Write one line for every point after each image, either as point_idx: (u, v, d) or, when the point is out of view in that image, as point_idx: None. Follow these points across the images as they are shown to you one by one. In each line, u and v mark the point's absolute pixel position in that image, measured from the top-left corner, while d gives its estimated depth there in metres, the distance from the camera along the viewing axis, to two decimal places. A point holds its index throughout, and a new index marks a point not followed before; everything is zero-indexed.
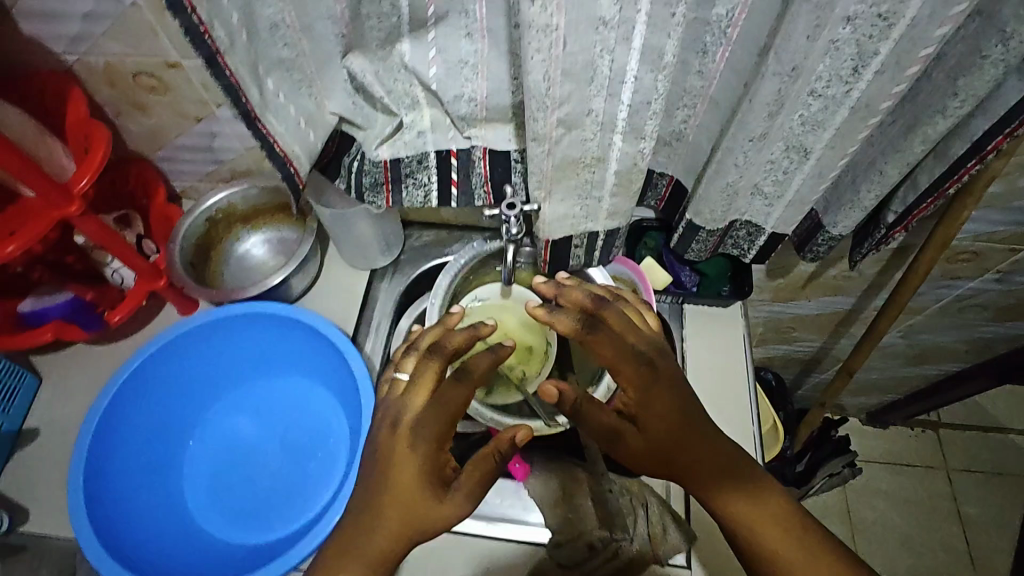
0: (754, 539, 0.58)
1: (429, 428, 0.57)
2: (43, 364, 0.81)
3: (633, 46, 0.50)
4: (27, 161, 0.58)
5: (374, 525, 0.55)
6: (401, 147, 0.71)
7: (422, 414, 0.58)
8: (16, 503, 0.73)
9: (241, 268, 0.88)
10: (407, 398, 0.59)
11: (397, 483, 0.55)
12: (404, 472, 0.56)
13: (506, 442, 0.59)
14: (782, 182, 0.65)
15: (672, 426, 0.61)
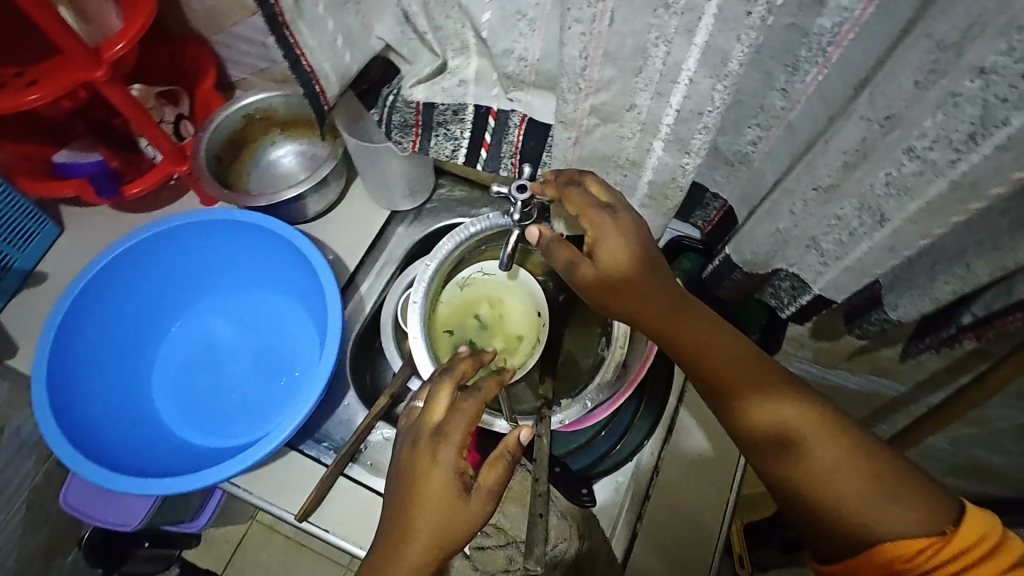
0: (793, 453, 0.50)
1: (453, 438, 0.48)
2: (69, 216, 0.84)
3: (694, 41, 0.41)
4: (48, 10, 0.58)
5: (405, 539, 0.47)
6: (437, 92, 0.64)
7: (445, 426, 0.49)
8: (10, 339, 0.77)
9: (269, 174, 0.87)
10: (425, 419, 0.50)
11: (422, 499, 0.47)
12: (433, 485, 0.47)
13: (517, 439, 0.51)
14: (845, 244, 0.54)
15: (717, 362, 0.51)
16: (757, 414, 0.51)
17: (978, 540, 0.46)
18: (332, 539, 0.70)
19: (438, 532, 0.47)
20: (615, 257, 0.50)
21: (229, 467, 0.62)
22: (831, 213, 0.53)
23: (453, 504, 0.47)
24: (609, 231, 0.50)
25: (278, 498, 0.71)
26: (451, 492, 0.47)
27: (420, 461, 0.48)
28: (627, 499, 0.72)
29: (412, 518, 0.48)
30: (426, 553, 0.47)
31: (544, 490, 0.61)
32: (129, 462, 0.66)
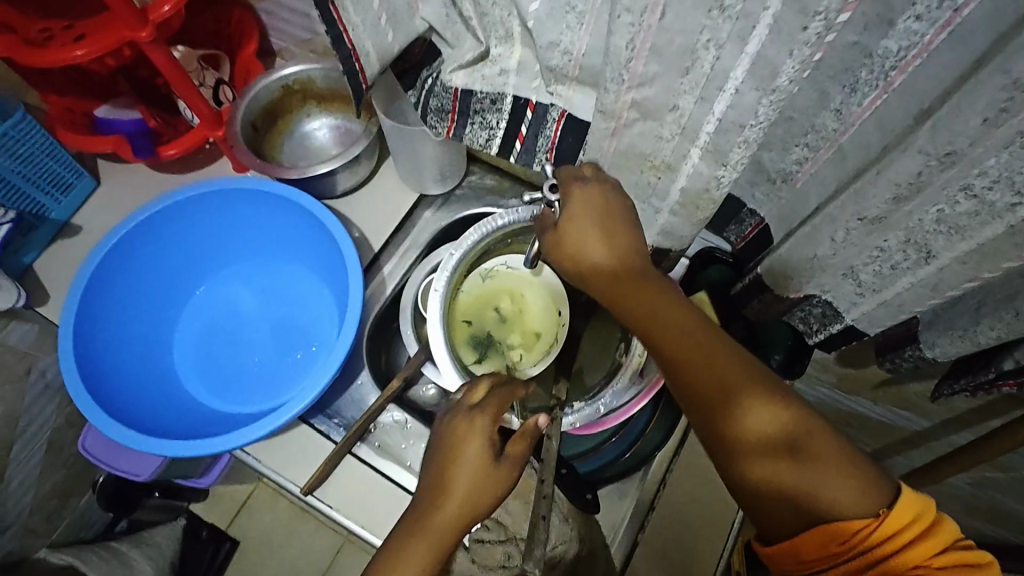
0: (769, 464, 0.47)
1: (492, 413, 0.50)
2: (105, 171, 0.85)
3: (745, 50, 0.39)
4: None
5: (437, 501, 0.48)
6: (477, 79, 0.63)
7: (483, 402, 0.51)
8: (42, 287, 0.78)
9: (302, 146, 0.87)
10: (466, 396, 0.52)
11: (456, 465, 0.48)
12: (470, 453, 0.48)
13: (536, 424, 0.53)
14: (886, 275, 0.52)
15: (697, 366, 0.47)
16: (740, 417, 0.47)
17: (913, 522, 0.45)
18: (335, 516, 0.71)
19: (473, 503, 0.47)
20: (599, 258, 0.49)
21: (242, 436, 0.63)
22: (874, 245, 0.51)
23: (485, 473, 0.48)
24: (595, 229, 0.49)
25: (287, 469, 0.72)
26: (484, 460, 0.48)
27: (460, 428, 0.49)
28: (632, 508, 0.72)
29: (450, 482, 0.48)
30: (457, 517, 0.47)
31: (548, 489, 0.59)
32: (144, 417, 0.66)
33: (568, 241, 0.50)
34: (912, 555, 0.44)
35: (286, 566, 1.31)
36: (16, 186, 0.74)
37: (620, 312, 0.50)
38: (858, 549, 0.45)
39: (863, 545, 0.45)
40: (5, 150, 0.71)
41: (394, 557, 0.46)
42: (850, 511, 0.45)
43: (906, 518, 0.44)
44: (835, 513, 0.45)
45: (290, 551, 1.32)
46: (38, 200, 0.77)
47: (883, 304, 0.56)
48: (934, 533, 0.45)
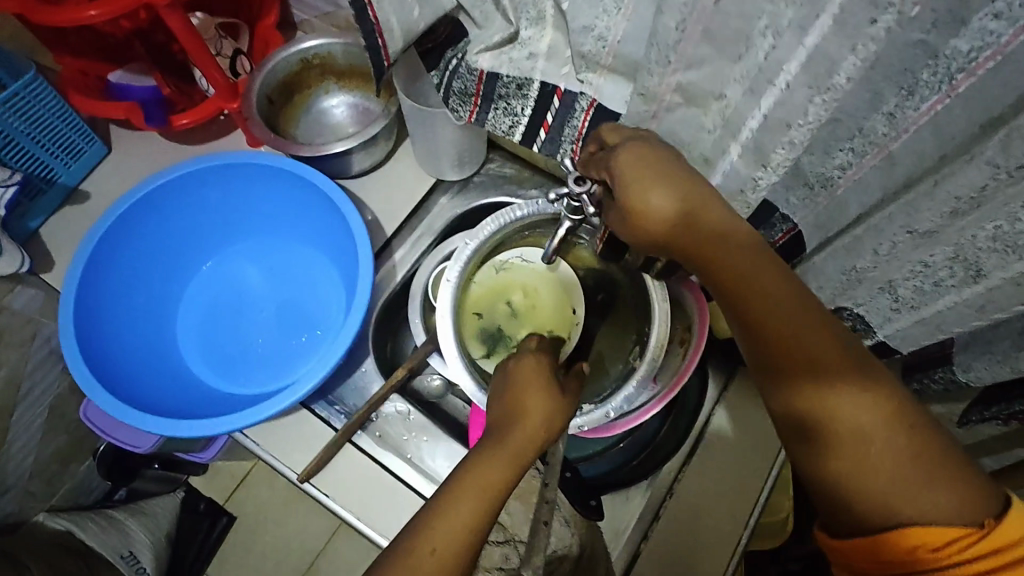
0: (874, 465, 0.45)
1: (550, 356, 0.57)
2: (118, 137, 0.83)
3: (805, 41, 0.37)
4: None
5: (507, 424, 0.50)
6: (504, 62, 0.60)
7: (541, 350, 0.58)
8: (48, 253, 0.77)
9: (319, 122, 0.85)
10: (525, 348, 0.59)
11: (526, 393, 0.52)
12: (536, 383, 0.53)
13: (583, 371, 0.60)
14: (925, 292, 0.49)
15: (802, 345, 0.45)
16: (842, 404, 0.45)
17: (1015, 541, 0.43)
18: (331, 505, 0.69)
19: (547, 421, 0.51)
20: (667, 213, 0.47)
21: (240, 420, 0.61)
22: (917, 258, 0.49)
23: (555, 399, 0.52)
24: (658, 186, 0.47)
25: (285, 454, 0.70)
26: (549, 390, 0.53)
27: (527, 362, 0.56)
28: (637, 518, 0.68)
29: (524, 401, 0.52)
30: (533, 435, 0.49)
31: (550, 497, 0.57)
32: (143, 393, 0.65)
33: (643, 204, 0.47)
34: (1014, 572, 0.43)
35: (279, 544, 1.31)
36: (25, 148, 0.72)
37: (707, 272, 0.48)
38: (953, 559, 0.44)
39: (960, 557, 0.44)
40: (14, 109, 0.69)
41: (478, 465, 0.47)
42: (940, 513, 0.44)
43: (1011, 535, 0.43)
44: (923, 514, 0.45)
45: (285, 530, 1.32)
46: (47, 163, 0.75)
47: (920, 322, 0.53)
48: None
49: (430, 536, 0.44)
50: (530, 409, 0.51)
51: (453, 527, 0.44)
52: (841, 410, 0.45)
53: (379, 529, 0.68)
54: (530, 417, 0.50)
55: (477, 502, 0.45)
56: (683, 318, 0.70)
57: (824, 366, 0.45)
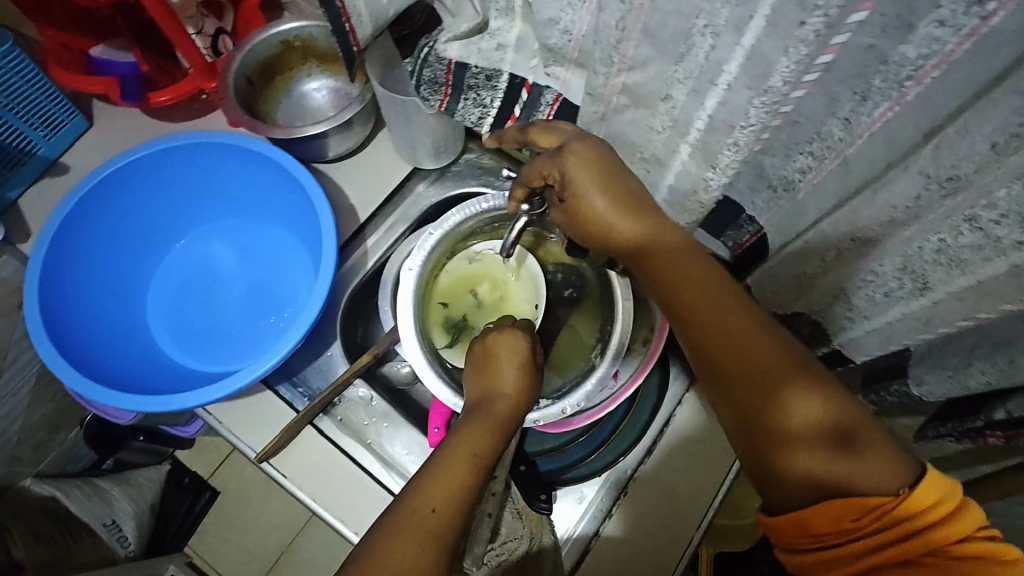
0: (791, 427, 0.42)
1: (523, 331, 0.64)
2: (99, 112, 0.83)
3: (741, 41, 0.36)
4: None
5: (485, 406, 0.56)
6: (473, 52, 0.58)
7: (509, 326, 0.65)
8: (24, 224, 0.78)
9: (299, 105, 0.85)
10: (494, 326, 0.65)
11: (500, 375, 0.59)
12: (507, 363, 0.60)
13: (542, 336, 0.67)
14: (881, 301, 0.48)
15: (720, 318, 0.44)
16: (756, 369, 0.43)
17: (935, 503, 0.39)
18: (287, 486, 0.70)
19: (520, 391, 0.58)
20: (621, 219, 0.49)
21: (194, 398, 0.61)
22: (869, 267, 0.48)
23: (530, 369, 0.60)
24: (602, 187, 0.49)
25: (247, 434, 0.71)
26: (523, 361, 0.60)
27: (498, 342, 0.61)
28: (592, 514, 0.69)
29: (499, 378, 0.59)
30: (513, 406, 0.57)
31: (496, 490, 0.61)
32: (106, 365, 0.66)
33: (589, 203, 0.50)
34: (937, 537, 0.39)
35: (260, 521, 1.33)
36: (4, 119, 0.73)
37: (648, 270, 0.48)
38: (878, 522, 0.39)
39: (885, 524, 0.39)
40: None
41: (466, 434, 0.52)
42: (870, 482, 0.40)
43: (929, 499, 0.39)
44: (859, 489, 0.40)
45: (266, 507, 1.33)
46: (27, 135, 0.76)
47: (873, 333, 0.52)
48: (962, 520, 0.39)
49: (428, 496, 0.47)
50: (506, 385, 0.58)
51: (450, 489, 0.47)
52: (765, 376, 0.43)
53: (335, 513, 0.69)
54: (508, 392, 0.57)
55: (470, 465, 0.49)
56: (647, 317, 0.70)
57: (778, 381, 0.42)
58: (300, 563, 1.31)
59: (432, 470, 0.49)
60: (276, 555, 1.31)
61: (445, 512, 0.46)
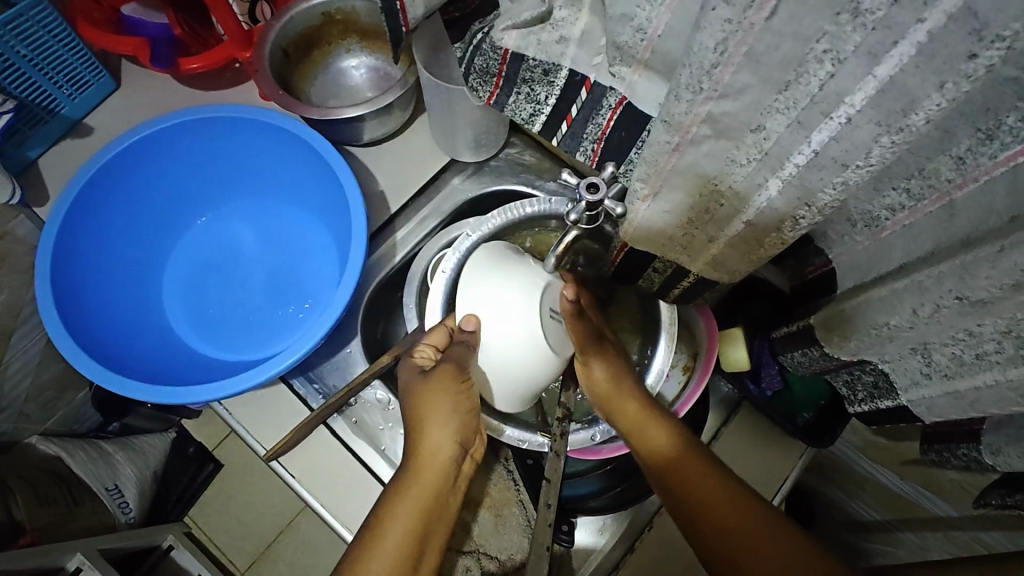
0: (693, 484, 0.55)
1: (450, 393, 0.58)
2: (128, 74, 0.80)
3: (875, 71, 0.30)
4: None
5: (410, 472, 0.57)
6: (531, 44, 0.52)
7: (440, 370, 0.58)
8: (42, 186, 0.74)
9: (336, 83, 0.80)
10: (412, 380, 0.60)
11: (424, 438, 0.58)
12: (430, 426, 0.57)
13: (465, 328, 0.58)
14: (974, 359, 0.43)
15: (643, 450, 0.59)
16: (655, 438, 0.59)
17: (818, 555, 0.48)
18: (295, 487, 0.67)
19: (439, 459, 0.57)
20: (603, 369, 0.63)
21: (205, 392, 0.57)
22: (962, 325, 0.43)
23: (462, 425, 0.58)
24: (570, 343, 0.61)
25: (260, 430, 0.68)
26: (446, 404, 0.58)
27: (419, 390, 0.59)
28: (615, 542, 0.66)
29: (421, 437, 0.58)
30: (438, 478, 0.57)
31: (552, 518, 0.57)
32: (116, 348, 0.62)
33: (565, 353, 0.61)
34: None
35: (260, 499, 1.31)
36: (25, 73, 0.68)
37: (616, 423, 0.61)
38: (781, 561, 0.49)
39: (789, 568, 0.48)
40: (16, 31, 0.66)
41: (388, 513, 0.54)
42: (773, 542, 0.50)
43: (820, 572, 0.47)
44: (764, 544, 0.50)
45: (267, 485, 1.31)
46: (50, 94, 0.72)
47: (952, 395, 0.47)
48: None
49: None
50: (438, 443, 0.57)
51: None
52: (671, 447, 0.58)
53: (343, 520, 0.66)
54: (440, 449, 0.58)
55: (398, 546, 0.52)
56: (690, 345, 0.67)
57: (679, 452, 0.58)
58: (297, 544, 1.29)
59: (357, 554, 0.52)
60: (274, 534, 1.29)
61: None
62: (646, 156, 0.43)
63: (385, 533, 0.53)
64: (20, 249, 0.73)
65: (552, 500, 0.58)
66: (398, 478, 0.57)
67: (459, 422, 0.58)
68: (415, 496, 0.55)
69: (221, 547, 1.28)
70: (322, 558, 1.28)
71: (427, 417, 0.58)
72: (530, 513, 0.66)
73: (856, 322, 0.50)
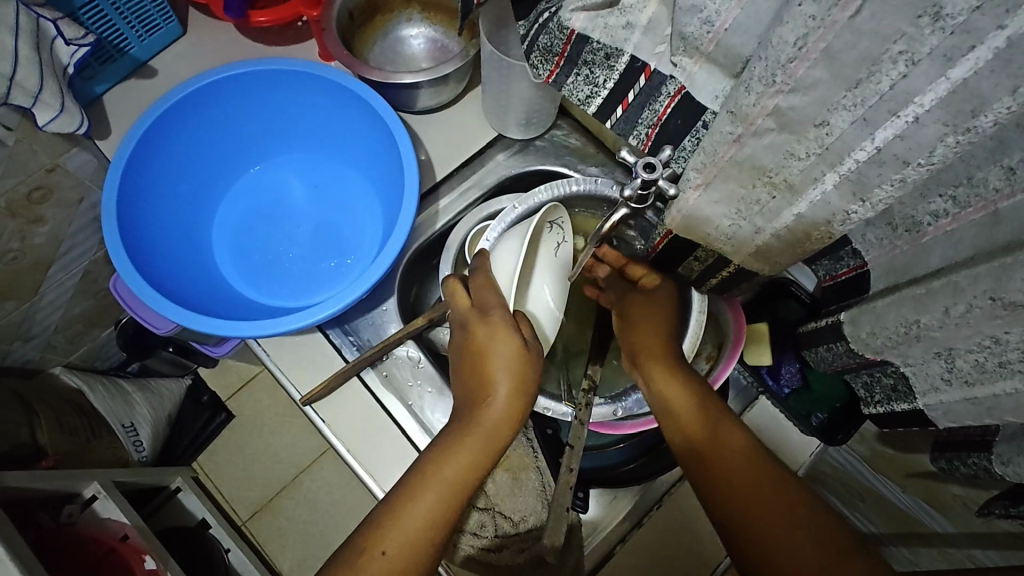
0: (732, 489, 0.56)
1: (521, 363, 0.59)
2: (194, 21, 0.83)
3: (948, 74, 0.32)
4: None
5: (459, 433, 0.58)
6: (598, 27, 0.50)
7: (515, 350, 0.59)
8: (105, 121, 0.77)
9: (394, 50, 0.82)
10: (500, 338, 0.60)
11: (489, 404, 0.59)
12: (498, 388, 0.59)
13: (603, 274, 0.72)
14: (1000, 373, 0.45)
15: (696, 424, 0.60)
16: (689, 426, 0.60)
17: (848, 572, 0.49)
18: (322, 430, 0.70)
19: (510, 412, 0.59)
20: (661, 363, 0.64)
21: (255, 328, 0.60)
22: (989, 332, 0.45)
23: (525, 385, 0.60)
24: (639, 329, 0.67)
25: (294, 372, 0.71)
26: (520, 361, 0.59)
27: (492, 347, 0.60)
28: (622, 518, 0.69)
29: (492, 383, 0.60)
30: (490, 437, 0.58)
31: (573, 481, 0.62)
32: (169, 278, 0.65)
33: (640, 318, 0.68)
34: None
35: (269, 452, 1.34)
36: (102, 10, 0.71)
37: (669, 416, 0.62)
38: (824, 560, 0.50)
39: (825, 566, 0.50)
40: None
41: (439, 463, 0.57)
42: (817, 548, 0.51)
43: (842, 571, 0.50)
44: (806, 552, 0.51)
45: (277, 439, 1.35)
46: (123, 34, 0.75)
47: (970, 401, 0.50)
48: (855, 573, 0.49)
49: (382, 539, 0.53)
50: (496, 402, 0.59)
51: (404, 532, 0.54)
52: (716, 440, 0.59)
53: (366, 466, 0.69)
54: (496, 408, 0.59)
55: (436, 503, 0.55)
56: (717, 335, 0.70)
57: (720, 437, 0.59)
58: (299, 500, 1.32)
59: (407, 494, 0.56)
60: (278, 488, 1.32)
61: (397, 556, 0.53)
62: (706, 148, 0.44)
63: (424, 492, 0.56)
64: (69, 181, 0.76)
65: (575, 466, 0.62)
66: (453, 435, 0.58)
67: (522, 388, 0.60)
68: (469, 452, 0.57)
69: (225, 494, 1.31)
70: (322, 518, 1.31)
71: (494, 370, 0.60)
72: (546, 479, 0.69)
73: (886, 320, 0.51)
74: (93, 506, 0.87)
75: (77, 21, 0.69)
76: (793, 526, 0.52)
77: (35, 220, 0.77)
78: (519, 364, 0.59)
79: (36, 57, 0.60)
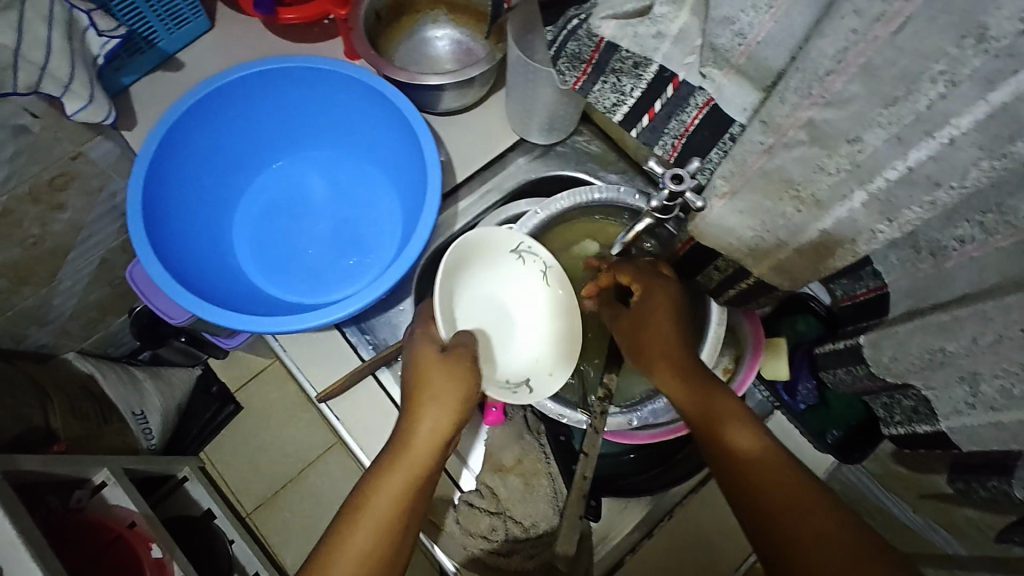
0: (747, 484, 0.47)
1: (452, 377, 0.55)
2: (222, 16, 0.83)
3: (987, 97, 0.32)
4: None
5: (385, 461, 0.52)
6: (627, 36, 0.51)
7: (444, 367, 0.56)
8: (131, 112, 0.78)
9: (419, 51, 0.82)
10: (419, 360, 0.57)
11: (417, 426, 0.53)
12: (425, 408, 0.54)
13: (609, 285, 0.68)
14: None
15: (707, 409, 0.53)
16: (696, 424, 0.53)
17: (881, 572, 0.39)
18: (336, 428, 0.70)
19: (439, 433, 0.53)
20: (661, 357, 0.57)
21: (275, 324, 0.60)
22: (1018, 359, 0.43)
23: (462, 401, 0.55)
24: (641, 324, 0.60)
25: (311, 369, 0.71)
26: (447, 375, 0.55)
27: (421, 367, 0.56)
28: (633, 527, 0.69)
29: (420, 404, 0.54)
30: (420, 460, 0.51)
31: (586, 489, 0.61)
32: (190, 271, 0.66)
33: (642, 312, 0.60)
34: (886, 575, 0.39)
35: (277, 445, 1.34)
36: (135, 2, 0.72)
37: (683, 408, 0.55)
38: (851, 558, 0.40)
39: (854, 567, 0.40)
40: None
41: (369, 492, 0.50)
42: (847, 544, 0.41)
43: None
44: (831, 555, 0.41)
45: (285, 432, 1.35)
46: (153, 26, 0.76)
47: (996, 426, 0.48)
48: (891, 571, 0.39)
49: None
50: (423, 424, 0.53)
51: None
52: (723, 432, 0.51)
53: None
54: (424, 429, 0.53)
55: (372, 535, 0.47)
56: (734, 347, 0.70)
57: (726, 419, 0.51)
58: (303, 494, 1.32)
59: (335, 535, 0.48)
60: (284, 482, 1.33)
61: None
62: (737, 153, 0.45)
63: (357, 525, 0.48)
64: (93, 170, 0.77)
65: (589, 473, 0.62)
66: (383, 459, 0.52)
67: (451, 403, 0.54)
68: (397, 476, 0.50)
69: (231, 486, 1.32)
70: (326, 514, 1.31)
71: (420, 389, 0.55)
72: (558, 485, 0.68)
73: (910, 341, 0.51)
74: (102, 493, 0.88)
75: (110, 12, 0.70)
76: (816, 517, 0.43)
77: (57, 207, 0.78)
78: (444, 378, 0.55)
79: (70, 46, 0.61)
